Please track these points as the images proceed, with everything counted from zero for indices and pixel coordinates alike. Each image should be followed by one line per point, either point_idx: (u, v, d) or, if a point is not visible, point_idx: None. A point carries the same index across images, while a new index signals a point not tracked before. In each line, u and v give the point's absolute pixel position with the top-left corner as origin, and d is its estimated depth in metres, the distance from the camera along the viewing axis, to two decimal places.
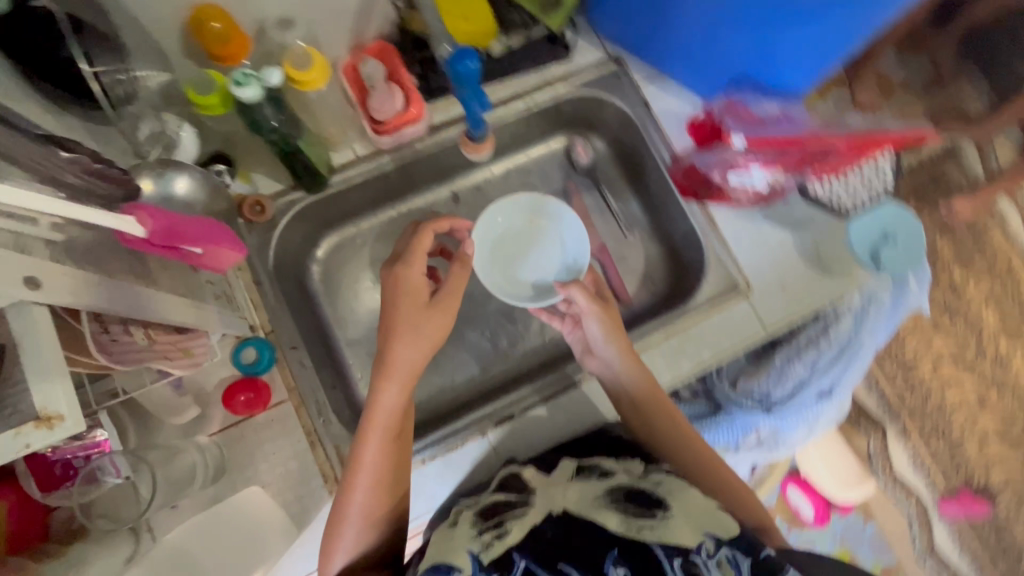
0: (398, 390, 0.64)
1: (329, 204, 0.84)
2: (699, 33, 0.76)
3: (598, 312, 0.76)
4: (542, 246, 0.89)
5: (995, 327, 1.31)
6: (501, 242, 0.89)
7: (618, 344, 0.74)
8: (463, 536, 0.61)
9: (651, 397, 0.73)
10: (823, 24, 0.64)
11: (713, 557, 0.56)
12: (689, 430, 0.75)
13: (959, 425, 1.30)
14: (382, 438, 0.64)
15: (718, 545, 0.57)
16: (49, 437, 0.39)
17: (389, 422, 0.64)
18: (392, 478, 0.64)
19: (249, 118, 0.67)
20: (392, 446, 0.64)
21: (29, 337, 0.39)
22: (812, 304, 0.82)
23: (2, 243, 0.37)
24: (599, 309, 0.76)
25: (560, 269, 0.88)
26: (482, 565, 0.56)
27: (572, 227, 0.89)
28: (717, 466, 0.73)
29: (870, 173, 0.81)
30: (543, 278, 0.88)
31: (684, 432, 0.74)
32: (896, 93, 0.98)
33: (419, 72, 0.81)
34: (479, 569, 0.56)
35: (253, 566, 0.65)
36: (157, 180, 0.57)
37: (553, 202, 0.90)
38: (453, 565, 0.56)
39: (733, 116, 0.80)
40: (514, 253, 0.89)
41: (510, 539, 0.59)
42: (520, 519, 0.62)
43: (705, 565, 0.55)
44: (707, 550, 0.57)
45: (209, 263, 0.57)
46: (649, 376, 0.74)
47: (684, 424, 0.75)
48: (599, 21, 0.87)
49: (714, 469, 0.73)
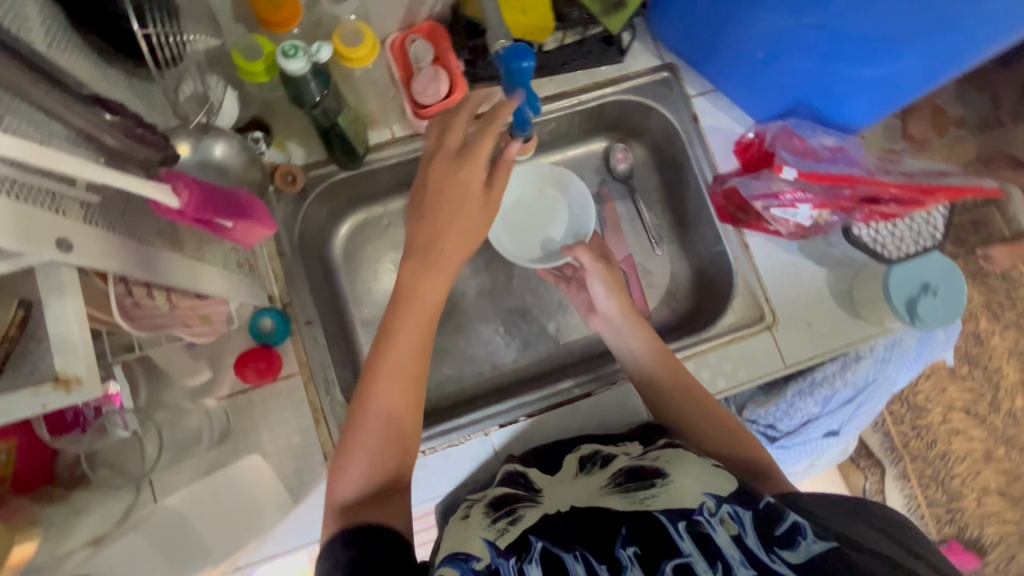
0: (420, 302, 0.60)
1: (359, 180, 0.83)
2: (760, 56, 0.72)
3: (603, 272, 0.78)
4: (550, 214, 0.89)
5: (1014, 381, 1.27)
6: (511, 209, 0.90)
7: (619, 297, 0.76)
8: (476, 528, 0.57)
9: (660, 359, 0.72)
10: (899, 60, 0.61)
11: (715, 516, 0.50)
12: (693, 387, 0.71)
13: (963, 476, 1.27)
14: (399, 352, 0.59)
15: (720, 502, 0.51)
16: (68, 401, 0.38)
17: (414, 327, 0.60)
18: (408, 411, 0.59)
19: (293, 91, 0.64)
20: (408, 378, 0.59)
21: (56, 298, 0.39)
22: (836, 346, 0.81)
23: (38, 203, 0.37)
24: (602, 269, 0.78)
25: (567, 235, 0.89)
26: (499, 552, 0.51)
27: (578, 196, 0.89)
28: (726, 427, 0.68)
29: (919, 224, 0.78)
30: (549, 244, 0.88)
31: (691, 389, 0.70)
32: (949, 132, 0.94)
33: (468, 59, 0.79)
34: (497, 555, 0.51)
35: (244, 537, 0.68)
36: (195, 145, 0.57)
37: (564, 172, 0.90)
38: (470, 555, 0.51)
39: (786, 144, 0.78)
40: (523, 219, 0.89)
41: (523, 526, 0.55)
42: (534, 509, 0.60)
43: (709, 525, 0.49)
44: (709, 508, 0.51)
45: (238, 237, 0.56)
46: (663, 346, 0.73)
47: (701, 393, 0.70)
48: (656, 25, 0.83)
49: (722, 428, 0.68)
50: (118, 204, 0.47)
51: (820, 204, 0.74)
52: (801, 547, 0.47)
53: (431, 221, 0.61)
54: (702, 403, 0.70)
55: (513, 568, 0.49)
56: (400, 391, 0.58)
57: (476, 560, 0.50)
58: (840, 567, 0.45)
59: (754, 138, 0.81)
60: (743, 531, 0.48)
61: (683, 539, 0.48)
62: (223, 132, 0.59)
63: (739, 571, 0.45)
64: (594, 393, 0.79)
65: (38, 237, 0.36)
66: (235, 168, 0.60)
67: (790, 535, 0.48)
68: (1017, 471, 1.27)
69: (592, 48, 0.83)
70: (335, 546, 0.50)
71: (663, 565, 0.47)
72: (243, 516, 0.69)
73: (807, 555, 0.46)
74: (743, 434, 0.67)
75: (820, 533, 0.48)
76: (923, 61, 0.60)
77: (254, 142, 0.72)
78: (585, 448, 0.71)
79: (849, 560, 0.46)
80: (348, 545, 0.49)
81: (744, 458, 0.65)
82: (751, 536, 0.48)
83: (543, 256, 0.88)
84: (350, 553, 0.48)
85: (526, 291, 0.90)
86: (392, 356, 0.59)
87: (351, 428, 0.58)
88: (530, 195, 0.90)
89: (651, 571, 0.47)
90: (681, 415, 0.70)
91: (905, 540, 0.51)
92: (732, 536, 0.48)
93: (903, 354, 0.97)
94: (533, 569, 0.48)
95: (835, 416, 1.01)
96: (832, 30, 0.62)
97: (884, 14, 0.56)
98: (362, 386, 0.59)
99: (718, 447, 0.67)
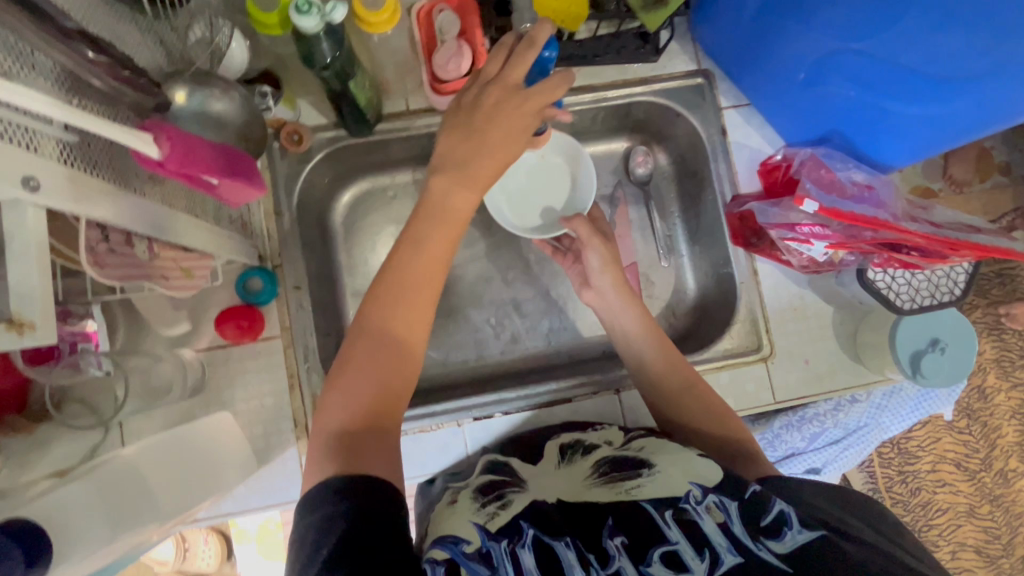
0: (432, 244, 0.57)
1: (367, 147, 0.81)
2: (799, 77, 0.68)
3: (599, 247, 0.74)
4: (551, 184, 0.85)
5: (1011, 442, 1.23)
6: (511, 176, 0.84)
7: (614, 273, 0.73)
8: (465, 511, 0.54)
9: (652, 340, 0.71)
10: (947, 105, 0.57)
11: (701, 504, 0.50)
12: (681, 366, 0.69)
13: (941, 528, 1.24)
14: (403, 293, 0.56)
15: (706, 492, 0.51)
16: (16, 343, 0.36)
17: (427, 273, 0.57)
18: (404, 357, 0.55)
19: (305, 49, 0.61)
20: (411, 305, 0.56)
21: (18, 238, 0.37)
22: (829, 388, 0.78)
23: (7, 139, 0.36)
24: (599, 245, 0.74)
25: (568, 205, 0.84)
26: (490, 535, 0.49)
27: (582, 165, 0.83)
28: (710, 408, 0.67)
29: (938, 277, 0.73)
30: (550, 214, 0.84)
31: (678, 368, 0.69)
32: (992, 179, 0.89)
33: (493, 38, 0.77)
34: (488, 538, 0.49)
35: (209, 492, 0.62)
36: (191, 94, 0.54)
37: (568, 140, 0.84)
38: (461, 537, 0.48)
39: (812, 174, 0.74)
40: (524, 186, 0.84)
41: (516, 511, 0.53)
42: (522, 494, 0.57)
43: (695, 512, 0.49)
44: (695, 497, 0.50)
45: (225, 194, 0.54)
46: (656, 331, 0.71)
47: (692, 378, 0.69)
48: (697, 27, 0.79)
49: (705, 407, 0.67)
50: (109, 146, 0.46)
51: (837, 243, 0.71)
52: (786, 537, 0.46)
53: (445, 162, 0.59)
54: (688, 383, 0.68)
55: (505, 551, 0.47)
56: (399, 336, 0.55)
57: (467, 543, 0.48)
58: (825, 557, 0.44)
59: (782, 161, 0.78)
60: (730, 519, 0.48)
61: (670, 528, 0.48)
62: (226, 83, 0.56)
63: (725, 557, 0.45)
64: (572, 399, 0.78)
65: (4, 173, 0.35)
66: (235, 122, 0.57)
67: (776, 525, 0.47)
68: (997, 531, 1.25)
69: (627, 43, 0.80)
70: (323, 493, 0.46)
71: (650, 554, 0.46)
72: (209, 471, 0.63)
73: (793, 545, 0.45)
74: (726, 414, 0.66)
75: (806, 521, 0.48)
76: (970, 106, 0.56)
77: (261, 97, 0.68)
78: (566, 436, 0.69)
79: (834, 548, 0.45)
80: (341, 495, 0.46)
81: (717, 438, 0.65)
82: (737, 524, 0.48)
83: (542, 225, 0.84)
84: (348, 505, 0.45)
85: (522, 284, 0.88)
86: (395, 297, 0.56)
87: (342, 360, 0.55)
88: (532, 159, 0.84)
89: (639, 560, 0.46)
90: (665, 392, 0.69)
91: (897, 538, 0.50)
92: (718, 524, 0.48)
93: (901, 404, 0.96)
94: (525, 553, 0.47)
95: (821, 454, 0.97)
96: (877, 60, 0.58)
97: (936, 48, 0.52)
98: (361, 313, 0.56)
99: (698, 426, 0.66)
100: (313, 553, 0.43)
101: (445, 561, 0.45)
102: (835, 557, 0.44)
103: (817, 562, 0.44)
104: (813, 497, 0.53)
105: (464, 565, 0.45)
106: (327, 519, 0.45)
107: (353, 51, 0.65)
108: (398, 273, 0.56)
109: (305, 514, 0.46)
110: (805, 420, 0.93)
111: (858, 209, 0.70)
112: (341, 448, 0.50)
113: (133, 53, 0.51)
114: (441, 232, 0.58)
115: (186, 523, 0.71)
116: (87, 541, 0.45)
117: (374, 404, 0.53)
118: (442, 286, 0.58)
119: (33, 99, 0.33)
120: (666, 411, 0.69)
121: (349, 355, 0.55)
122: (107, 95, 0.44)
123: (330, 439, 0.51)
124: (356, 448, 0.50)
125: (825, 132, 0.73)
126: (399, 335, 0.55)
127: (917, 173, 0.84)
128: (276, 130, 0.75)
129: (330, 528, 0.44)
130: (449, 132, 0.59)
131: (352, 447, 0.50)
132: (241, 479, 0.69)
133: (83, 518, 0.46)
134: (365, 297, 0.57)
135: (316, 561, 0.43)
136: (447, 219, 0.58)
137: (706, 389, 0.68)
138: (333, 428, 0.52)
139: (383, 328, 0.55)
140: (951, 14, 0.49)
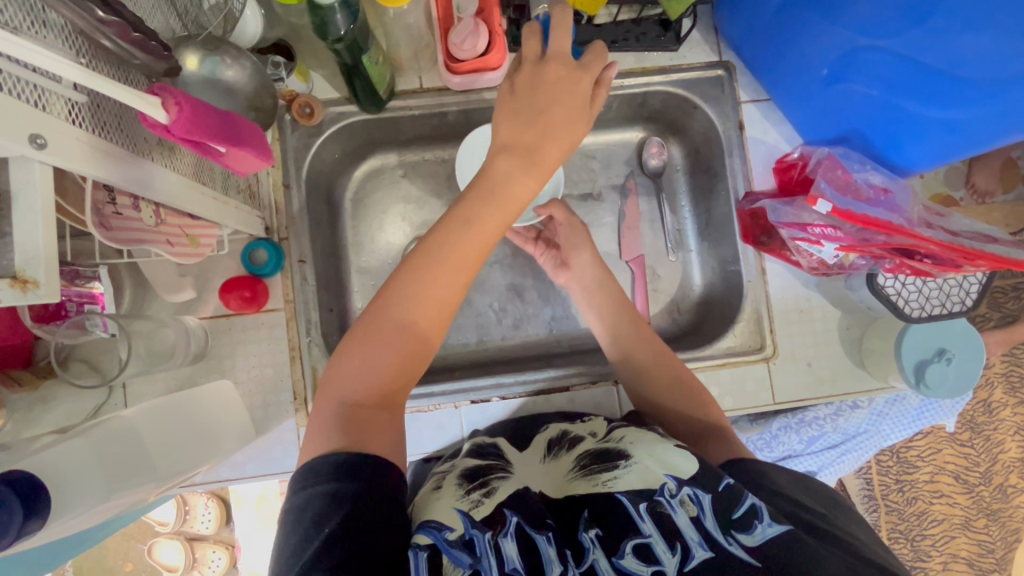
0: (465, 232, 0.56)
1: (378, 124, 0.80)
2: (822, 74, 0.66)
3: (577, 227, 0.79)
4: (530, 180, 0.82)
5: (1013, 458, 1.22)
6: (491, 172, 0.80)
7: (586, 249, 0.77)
8: (448, 496, 0.52)
9: (641, 340, 0.71)
10: (974, 108, 0.55)
11: (676, 497, 0.50)
12: (660, 346, 0.70)
13: (934, 539, 1.24)
14: (432, 273, 0.55)
15: (681, 484, 0.51)
16: (20, 300, 0.37)
17: (450, 260, 0.55)
18: (423, 343, 0.55)
19: (317, 21, 0.59)
20: (430, 281, 0.55)
21: (26, 194, 0.37)
22: (829, 393, 0.77)
23: (16, 96, 0.36)
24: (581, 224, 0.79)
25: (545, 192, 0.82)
26: (473, 521, 0.49)
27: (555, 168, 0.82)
28: (693, 394, 0.67)
29: (949, 286, 0.71)
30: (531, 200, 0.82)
31: (664, 351, 0.70)
32: (1016, 189, 0.86)
33: (512, 18, 0.76)
34: (472, 525, 0.48)
35: (203, 461, 0.62)
36: (203, 61, 0.54)
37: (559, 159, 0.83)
38: (443, 522, 0.48)
39: (827, 173, 0.72)
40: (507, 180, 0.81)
41: (499, 499, 0.52)
42: (507, 482, 0.56)
43: (669, 506, 0.49)
44: (670, 489, 0.50)
45: (231, 163, 0.54)
46: (635, 326, 0.72)
47: (685, 375, 0.68)
48: (722, 18, 0.77)
49: (683, 390, 0.67)
50: (119, 110, 0.46)
51: (848, 246, 0.69)
52: (756, 530, 0.47)
53: None
54: (670, 371, 0.68)
55: (488, 542, 0.47)
56: (410, 313, 0.54)
57: (449, 530, 0.47)
58: (793, 551, 0.45)
59: (798, 159, 0.77)
60: (703, 513, 0.49)
61: (644, 521, 0.49)
62: (236, 51, 0.57)
63: (696, 552, 0.46)
64: (570, 387, 0.78)
65: (10, 130, 0.34)
66: (244, 91, 0.58)
67: (747, 518, 0.48)
68: (990, 545, 1.25)
69: (646, 30, 0.79)
70: (324, 466, 0.47)
71: (623, 546, 0.47)
72: (205, 437, 0.63)
73: (762, 538, 0.46)
74: (710, 404, 0.66)
75: (777, 515, 0.48)
76: (995, 111, 0.54)
77: (274, 68, 0.69)
78: (553, 428, 0.67)
79: (805, 547, 0.45)
80: (348, 474, 0.46)
81: (696, 419, 0.65)
82: (710, 518, 0.48)
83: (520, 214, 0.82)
84: (353, 485, 0.46)
85: (526, 270, 0.87)
86: (414, 277, 0.55)
87: (352, 332, 0.55)
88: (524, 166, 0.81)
89: (612, 552, 0.47)
90: (659, 376, 0.69)
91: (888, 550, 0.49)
92: (692, 518, 0.48)
93: (903, 413, 0.95)
94: (507, 542, 0.47)
95: (817, 459, 0.96)
96: (902, 59, 0.56)
97: (963, 50, 0.51)
98: (383, 286, 0.56)
99: (679, 410, 0.67)
100: (314, 527, 0.44)
101: (427, 547, 0.45)
102: (804, 549, 0.45)
103: (784, 559, 0.45)
104: (798, 491, 0.53)
105: (445, 552, 0.45)
106: (333, 493, 0.45)
107: (368, 22, 0.64)
108: (416, 254, 0.56)
109: (305, 484, 0.47)
110: (803, 423, 0.92)
111: (873, 213, 0.68)
112: (350, 421, 0.50)
113: (145, 15, 0.51)
114: (448, 214, 0.57)
115: (183, 486, 0.73)
116: (81, 499, 0.46)
117: (390, 382, 0.53)
118: (473, 270, 0.57)
119: (40, 56, 0.33)
120: (656, 401, 0.68)
121: (370, 325, 0.54)
122: (115, 55, 0.44)
123: (341, 408, 0.51)
124: (366, 424, 0.51)
125: (844, 132, 0.72)
126: (421, 317, 0.55)
127: (938, 180, 0.83)
128: (288, 102, 0.75)
129: (335, 506, 0.45)
130: (500, 117, 0.59)
131: (363, 422, 0.51)
132: (238, 446, 0.70)
133: (78, 476, 0.46)
134: (394, 274, 0.56)
135: (315, 539, 0.43)
136: (464, 215, 0.56)
137: (689, 374, 0.68)
138: (347, 397, 0.52)
139: (406, 310, 0.54)
140: (988, 12, 0.47)
